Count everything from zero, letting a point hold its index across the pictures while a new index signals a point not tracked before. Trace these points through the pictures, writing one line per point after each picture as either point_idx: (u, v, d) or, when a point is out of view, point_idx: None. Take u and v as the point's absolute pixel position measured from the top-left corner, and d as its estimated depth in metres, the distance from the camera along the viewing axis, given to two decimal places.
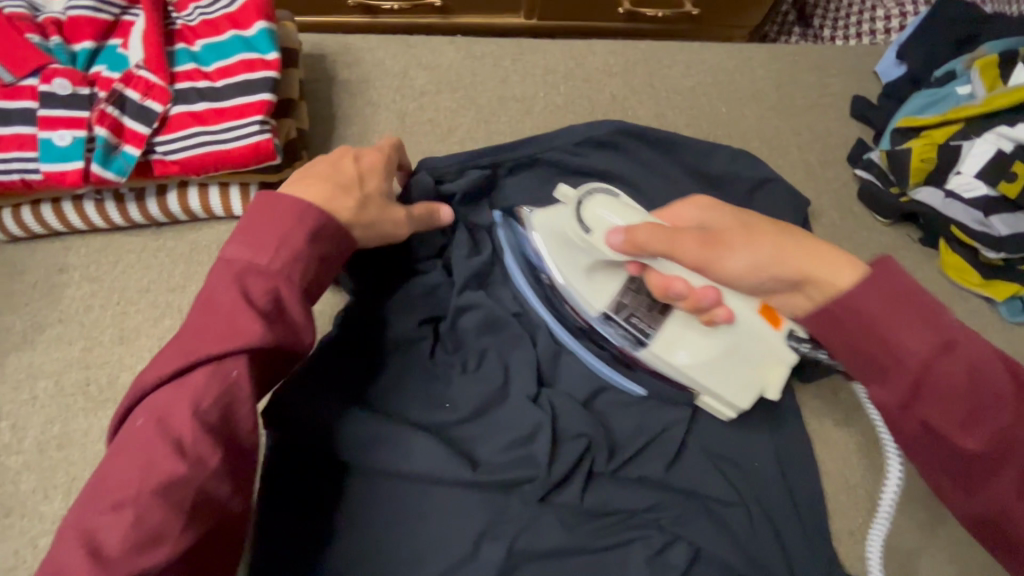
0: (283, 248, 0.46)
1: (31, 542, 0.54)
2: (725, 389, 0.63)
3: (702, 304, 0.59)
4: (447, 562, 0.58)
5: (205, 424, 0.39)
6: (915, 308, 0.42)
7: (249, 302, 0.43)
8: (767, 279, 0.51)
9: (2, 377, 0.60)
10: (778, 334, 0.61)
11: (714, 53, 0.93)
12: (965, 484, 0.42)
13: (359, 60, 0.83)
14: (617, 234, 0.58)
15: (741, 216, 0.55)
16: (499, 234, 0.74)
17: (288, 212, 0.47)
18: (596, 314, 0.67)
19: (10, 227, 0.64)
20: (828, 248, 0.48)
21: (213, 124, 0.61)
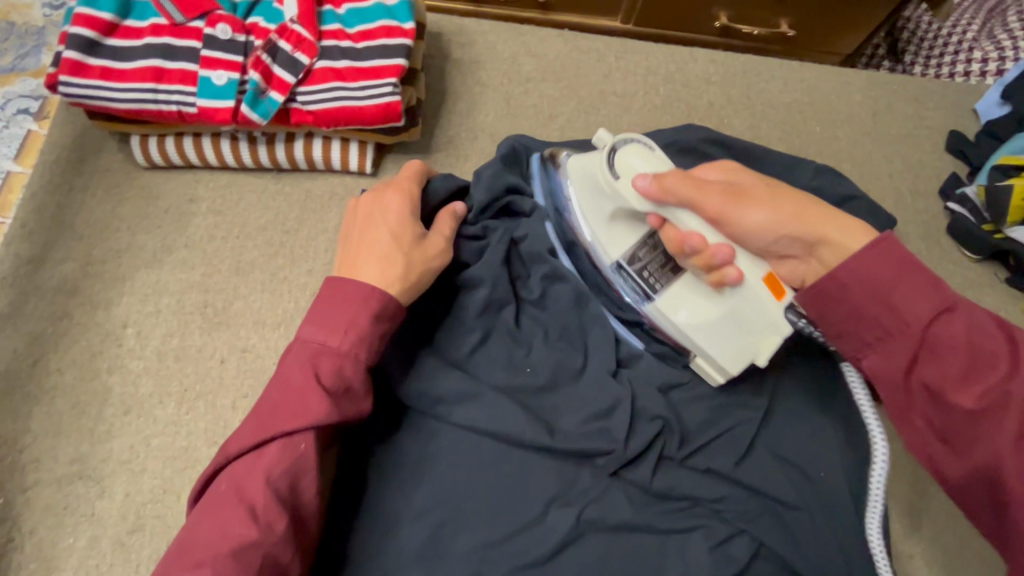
0: (351, 331, 0.49)
1: (145, 440, 0.59)
2: (715, 352, 0.61)
3: (714, 262, 0.56)
4: (517, 520, 0.60)
5: (278, 492, 0.44)
6: (918, 274, 0.46)
7: (321, 382, 0.47)
8: (782, 237, 0.54)
9: (131, 289, 0.65)
10: (778, 306, 0.56)
11: (814, 72, 0.93)
12: (958, 448, 0.45)
13: (473, 41, 0.87)
14: (644, 178, 0.57)
15: (768, 179, 0.58)
16: (535, 186, 0.73)
17: (354, 297, 0.50)
18: (609, 265, 0.66)
19: (153, 155, 0.69)
20: (840, 217, 0.53)
21: (352, 81, 0.65)
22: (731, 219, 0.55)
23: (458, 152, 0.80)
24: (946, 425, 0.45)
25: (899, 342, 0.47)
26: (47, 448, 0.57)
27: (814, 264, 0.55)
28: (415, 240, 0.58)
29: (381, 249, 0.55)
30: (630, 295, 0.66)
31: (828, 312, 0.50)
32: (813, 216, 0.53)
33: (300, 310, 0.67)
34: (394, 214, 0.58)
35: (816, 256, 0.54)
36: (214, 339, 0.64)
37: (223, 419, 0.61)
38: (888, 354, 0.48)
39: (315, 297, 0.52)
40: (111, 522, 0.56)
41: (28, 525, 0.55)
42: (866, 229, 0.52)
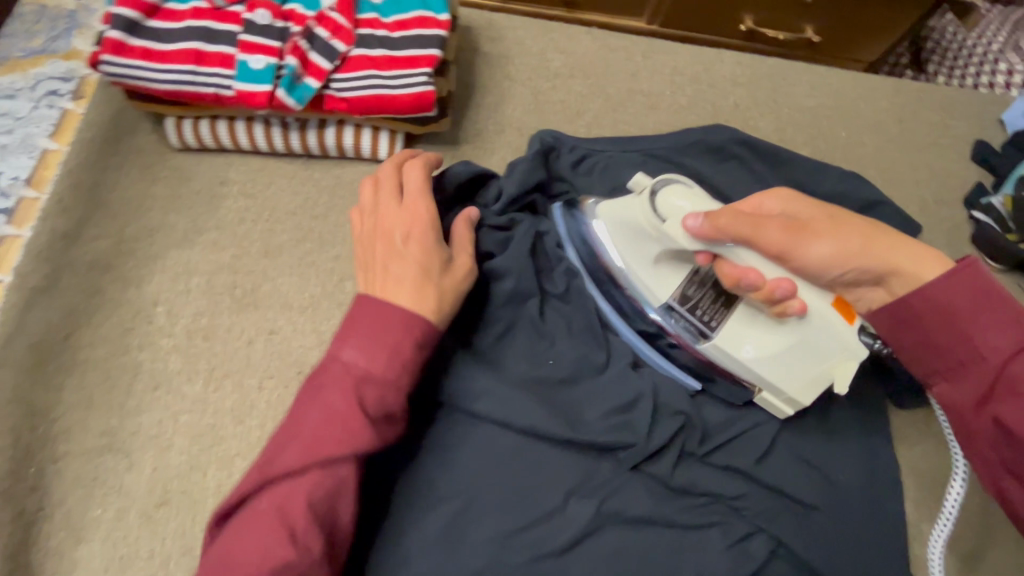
0: (395, 360, 0.48)
1: (173, 416, 0.60)
2: (787, 384, 0.62)
3: (777, 296, 0.56)
4: (538, 510, 0.61)
5: (318, 517, 0.45)
6: (1002, 310, 0.47)
7: (366, 412, 0.47)
8: (851, 269, 0.53)
9: (163, 267, 0.66)
10: (851, 329, 0.58)
11: (840, 77, 0.93)
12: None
13: (502, 36, 0.87)
14: (695, 218, 0.55)
15: (822, 207, 0.57)
16: (557, 220, 0.72)
17: (398, 323, 0.49)
18: (659, 307, 0.66)
19: (187, 137, 0.70)
20: (912, 244, 0.52)
21: (386, 70, 0.66)
22: (794, 255, 0.54)
23: (485, 145, 0.80)
24: (1015, 459, 0.45)
25: (974, 372, 0.47)
26: (78, 420, 0.58)
27: (883, 293, 0.53)
28: (443, 264, 0.56)
29: (417, 273, 0.53)
30: (683, 335, 0.66)
31: (900, 335, 0.51)
32: (881, 246, 0.52)
33: (327, 295, 0.68)
34: (418, 227, 0.56)
35: (885, 286, 0.53)
36: (243, 319, 0.65)
37: (250, 399, 0.62)
38: (960, 382, 0.48)
39: (355, 313, 0.50)
40: (138, 495, 0.57)
41: (57, 495, 0.55)
42: (946, 259, 0.51)
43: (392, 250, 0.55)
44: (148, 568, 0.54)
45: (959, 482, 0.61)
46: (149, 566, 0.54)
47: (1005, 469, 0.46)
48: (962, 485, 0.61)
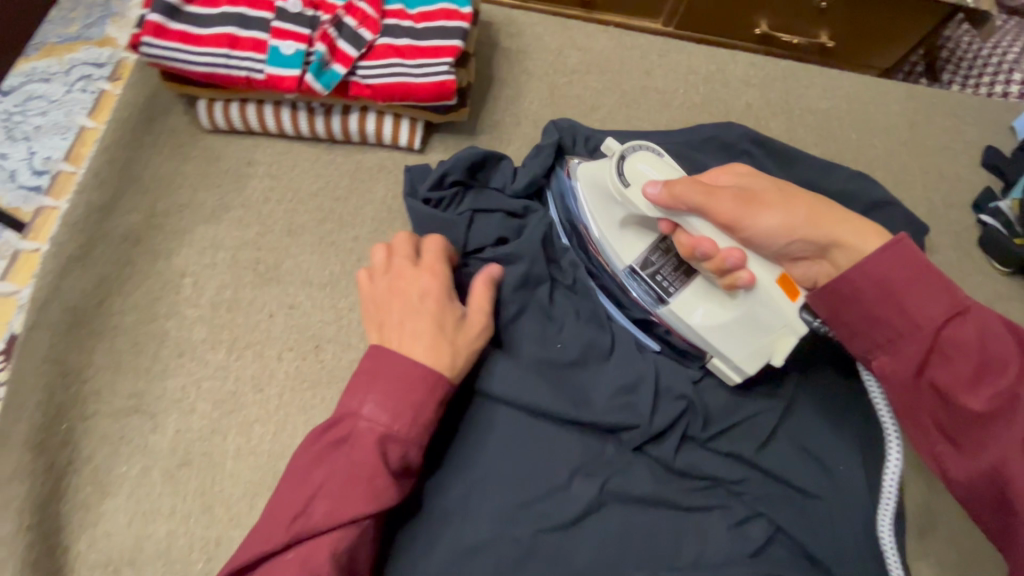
0: (417, 418, 0.52)
1: (196, 382, 0.63)
2: (734, 354, 0.62)
3: (726, 266, 0.57)
4: (543, 486, 0.63)
5: (341, 566, 0.49)
6: (930, 279, 0.50)
7: (389, 468, 0.50)
8: (797, 239, 0.56)
9: (191, 242, 0.69)
10: (793, 306, 0.58)
11: (853, 80, 0.95)
12: (963, 445, 0.49)
13: (522, 32, 0.90)
14: (655, 185, 0.59)
15: (778, 182, 0.60)
16: (549, 193, 0.76)
17: (421, 384, 0.52)
18: (623, 269, 0.68)
19: (217, 119, 0.73)
20: (854, 218, 0.55)
21: (410, 59, 0.69)
22: (746, 221, 0.56)
23: (501, 135, 0.83)
24: (949, 421, 0.50)
25: (911, 343, 0.50)
26: (108, 382, 0.61)
27: (827, 265, 0.57)
28: (456, 320, 0.59)
29: (433, 327, 0.56)
30: (644, 299, 0.68)
31: (841, 311, 0.54)
32: (825, 220, 0.55)
33: (345, 273, 0.70)
34: (432, 284, 0.60)
35: (829, 258, 0.56)
36: (265, 293, 0.68)
37: (270, 368, 0.64)
38: (898, 354, 0.51)
39: (375, 371, 0.53)
40: (161, 455, 0.59)
41: (86, 451, 0.58)
42: (880, 233, 0.54)
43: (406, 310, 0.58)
44: (170, 524, 0.57)
45: (894, 457, 0.62)
46: (171, 521, 0.57)
47: (943, 432, 0.51)
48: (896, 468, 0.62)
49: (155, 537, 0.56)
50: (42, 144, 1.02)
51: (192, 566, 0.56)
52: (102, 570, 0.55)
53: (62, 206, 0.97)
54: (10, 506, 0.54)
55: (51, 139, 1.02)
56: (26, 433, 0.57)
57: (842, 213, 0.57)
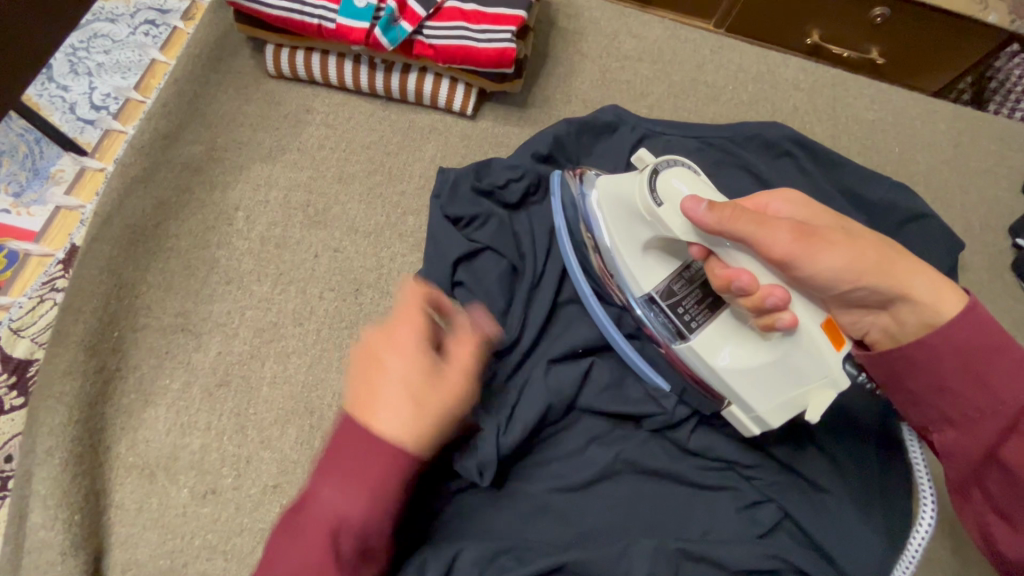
0: (372, 506, 0.45)
1: (241, 309, 0.65)
2: (756, 401, 0.60)
3: (767, 304, 0.55)
4: (561, 450, 0.66)
5: None
6: (1011, 355, 0.52)
7: (339, 563, 0.44)
8: (860, 283, 0.55)
9: (247, 177, 0.72)
10: (836, 356, 0.55)
11: (902, 95, 0.95)
12: (1017, 524, 0.52)
13: (579, 15, 0.92)
14: (697, 204, 0.55)
15: (838, 219, 0.60)
16: (552, 180, 0.73)
17: (377, 460, 0.45)
18: (641, 297, 0.66)
19: (282, 66, 0.76)
20: (924, 271, 0.55)
21: (474, 23, 0.70)
22: (802, 260, 0.54)
23: (551, 111, 0.84)
24: (1006, 500, 0.53)
25: (985, 421, 0.52)
26: (159, 299, 0.64)
27: (887, 317, 0.57)
28: (428, 367, 0.50)
29: (411, 382, 0.49)
30: (662, 332, 0.66)
31: (909, 378, 0.55)
32: (891, 266, 0.55)
33: (389, 225, 0.73)
34: (396, 356, 0.50)
35: (894, 312, 0.56)
36: (312, 235, 0.70)
37: (311, 305, 0.67)
38: (968, 431, 0.53)
39: (340, 441, 0.46)
40: (203, 372, 0.62)
41: (134, 360, 0.61)
42: (952, 287, 0.54)
43: (370, 368, 0.50)
44: (205, 438, 0.59)
45: (927, 517, 0.62)
46: (206, 436, 0.60)
47: (997, 509, 0.53)
48: (924, 534, 0.62)
49: (190, 448, 0.59)
50: (103, 81, 1.05)
51: (223, 480, 0.58)
52: (138, 472, 0.58)
53: (128, 131, 1.02)
54: (62, 400, 0.56)
55: (111, 76, 1.05)
56: (81, 335, 0.59)
57: (910, 260, 0.56)
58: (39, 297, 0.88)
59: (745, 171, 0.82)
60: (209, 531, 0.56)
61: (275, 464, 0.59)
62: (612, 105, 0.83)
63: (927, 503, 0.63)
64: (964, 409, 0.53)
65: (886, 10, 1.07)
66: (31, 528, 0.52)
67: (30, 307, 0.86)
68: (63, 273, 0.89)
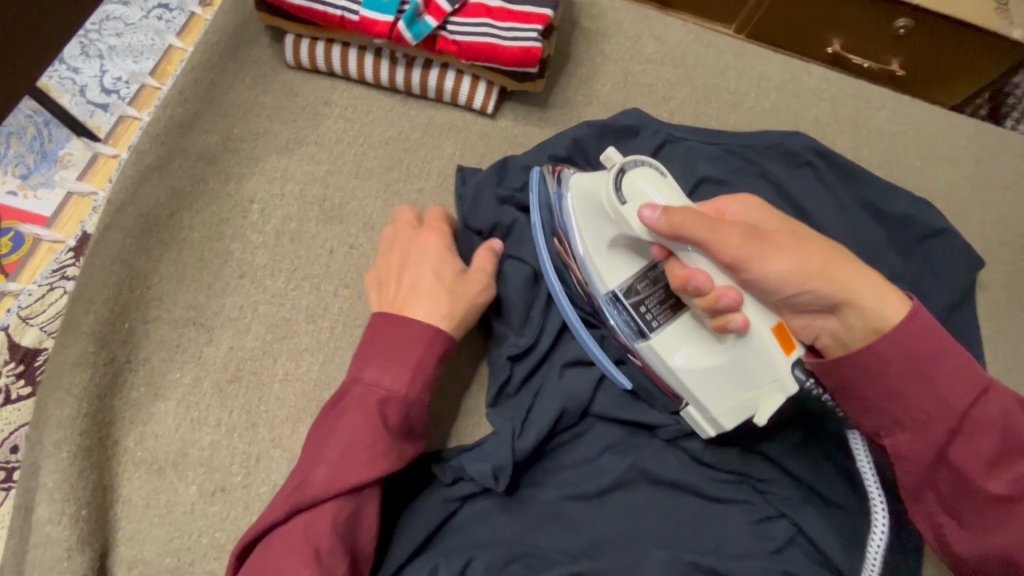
0: (416, 378, 0.55)
1: (253, 304, 0.64)
2: (712, 402, 0.59)
3: (718, 305, 0.54)
4: (575, 458, 0.66)
5: (344, 536, 0.50)
6: (954, 356, 0.50)
7: (388, 428, 0.53)
8: (807, 287, 0.53)
9: (262, 169, 0.70)
10: (786, 360, 0.55)
11: (926, 107, 0.94)
12: (965, 520, 0.52)
13: (603, 15, 0.90)
14: (652, 210, 0.54)
15: (789, 225, 0.58)
16: (533, 179, 0.71)
17: (419, 336, 0.56)
18: (604, 295, 0.64)
19: (302, 57, 0.74)
20: (870, 276, 0.53)
21: (500, 21, 0.69)
22: (750, 264, 0.53)
23: (572, 112, 0.83)
24: (959, 501, 0.51)
25: (937, 425, 0.50)
26: (171, 291, 0.63)
27: (835, 322, 0.54)
28: (456, 274, 0.62)
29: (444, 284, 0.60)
30: (624, 331, 0.64)
31: (860, 384, 0.52)
32: (839, 271, 0.53)
33: None
34: (431, 260, 0.62)
35: (840, 318, 0.54)
36: (327, 230, 0.69)
37: (325, 302, 0.65)
38: (921, 435, 0.51)
39: (380, 330, 0.56)
40: (214, 367, 0.61)
41: (145, 352, 0.60)
42: (897, 296, 0.52)
43: (408, 268, 0.62)
44: (215, 434, 0.58)
45: (880, 521, 0.58)
46: (216, 433, 0.59)
47: (947, 509, 0.52)
48: (881, 540, 0.58)
49: (199, 445, 0.58)
50: (115, 65, 1.03)
51: (232, 478, 0.57)
52: (147, 467, 0.57)
53: (143, 118, 1.01)
54: (71, 392, 0.55)
55: (123, 60, 1.03)
56: (92, 325, 0.58)
57: (858, 266, 0.54)
58: (49, 284, 0.86)
59: (765, 181, 0.80)
60: (217, 530, 0.55)
61: (285, 463, 0.58)
62: (634, 109, 0.82)
63: (878, 507, 0.58)
64: (915, 413, 0.51)
65: (909, 22, 1.05)
66: (38, 522, 0.51)
67: (39, 295, 0.85)
68: (73, 261, 0.88)
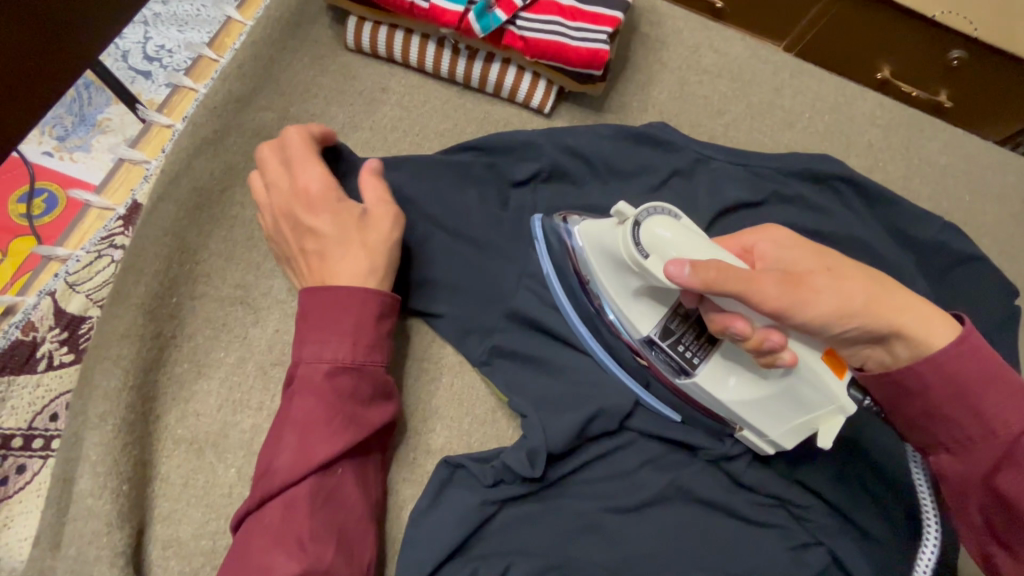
0: (357, 341, 0.54)
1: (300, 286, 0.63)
2: (766, 428, 0.57)
3: (765, 347, 0.50)
4: (612, 470, 0.64)
5: (325, 514, 0.50)
6: (1004, 382, 0.48)
7: (338, 394, 0.52)
8: (854, 326, 0.49)
9: None
10: (840, 383, 0.51)
11: (979, 142, 0.92)
12: (1016, 552, 0.47)
13: (662, 22, 0.89)
14: (679, 266, 0.49)
15: (822, 255, 0.53)
16: (536, 228, 0.70)
17: (351, 301, 0.54)
18: (641, 339, 0.61)
19: (363, 41, 0.73)
20: (914, 303, 0.50)
21: (570, 20, 0.68)
22: (794, 310, 0.48)
23: (626, 118, 0.82)
24: (1007, 532, 0.47)
25: (982, 449, 0.48)
26: (219, 269, 0.62)
27: (883, 352, 0.51)
28: (360, 219, 0.58)
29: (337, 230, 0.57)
30: (665, 370, 0.61)
31: (903, 403, 0.51)
32: (883, 305, 0.49)
33: (461, 213, 0.70)
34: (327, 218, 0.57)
35: (890, 348, 0.50)
36: None
37: None
38: (963, 457, 0.49)
39: (308, 307, 0.55)
40: (258, 349, 0.60)
41: (190, 329, 0.59)
42: (940, 318, 0.49)
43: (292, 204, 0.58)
44: (256, 418, 0.57)
45: (932, 538, 0.58)
46: (257, 416, 0.57)
47: (995, 538, 0.48)
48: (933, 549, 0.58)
49: (240, 427, 0.57)
50: (160, 33, 1.01)
51: None
52: (187, 446, 0.56)
53: (199, 89, 0.91)
54: (119, 363, 0.54)
55: (168, 29, 1.01)
56: (142, 297, 0.57)
57: (898, 293, 0.51)
58: (97, 252, 0.82)
59: None
60: None
61: None
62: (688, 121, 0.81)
63: (931, 523, 0.58)
64: (958, 436, 0.49)
65: (962, 54, 0.99)
66: (78, 494, 0.50)
67: (87, 262, 0.81)
68: (121, 230, 0.83)
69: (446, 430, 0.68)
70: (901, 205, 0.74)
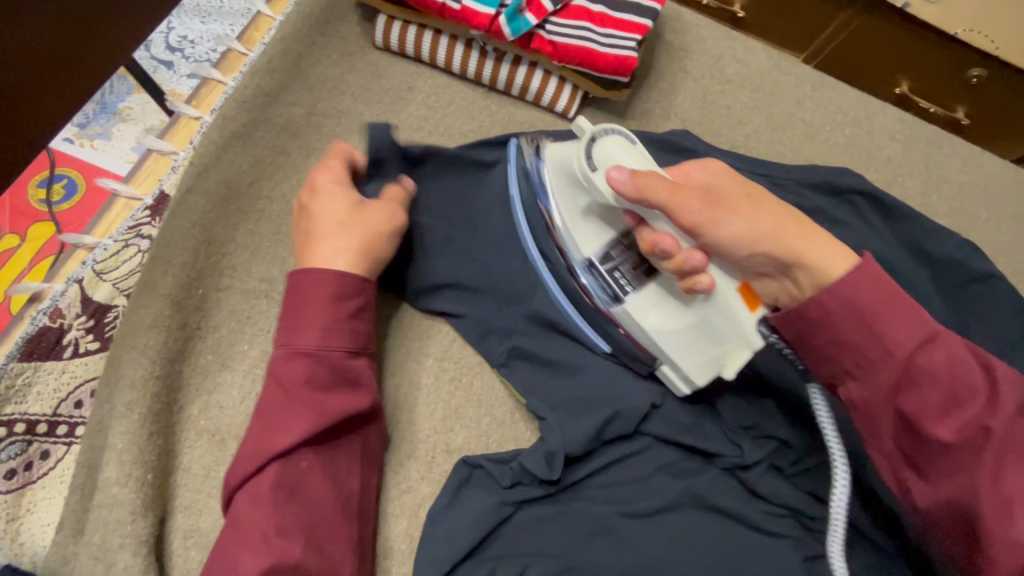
0: (314, 330, 0.54)
1: None
2: (682, 359, 0.58)
3: (686, 266, 0.52)
4: (626, 474, 0.64)
5: (291, 506, 0.50)
6: (899, 303, 0.46)
7: (300, 381, 0.53)
8: (758, 251, 0.51)
9: None
10: (749, 316, 0.53)
11: (997, 160, 0.93)
12: (927, 472, 0.46)
13: (686, 31, 0.90)
14: (619, 171, 0.52)
15: (748, 188, 0.55)
16: (512, 145, 0.69)
17: (310, 292, 0.55)
18: (581, 261, 0.62)
19: (391, 40, 0.74)
20: (822, 237, 0.51)
21: (599, 27, 0.68)
22: (707, 228, 0.51)
23: (648, 125, 0.83)
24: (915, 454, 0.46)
25: (882, 371, 0.46)
26: (244, 262, 0.63)
27: (790, 285, 0.52)
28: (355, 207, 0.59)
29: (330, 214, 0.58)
30: (599, 296, 0.62)
31: (808, 335, 0.49)
32: (790, 235, 0.51)
33: (484, 212, 0.70)
34: (330, 196, 0.59)
35: (792, 277, 0.51)
36: None
37: None
38: (866, 381, 0.47)
39: (282, 302, 0.57)
40: None
41: (214, 321, 0.60)
42: (845, 253, 0.50)
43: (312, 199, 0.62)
44: None
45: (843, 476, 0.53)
46: None
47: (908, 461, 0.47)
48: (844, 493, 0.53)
49: None
50: (183, 23, 1.01)
51: None
52: (210, 436, 0.57)
53: (228, 83, 0.89)
54: (145, 352, 0.54)
55: (191, 20, 1.02)
56: (170, 287, 0.57)
57: (810, 228, 0.52)
58: (124, 241, 0.82)
59: None
60: None
61: None
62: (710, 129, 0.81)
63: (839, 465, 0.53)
64: (859, 359, 0.47)
65: (981, 72, 0.99)
66: (104, 482, 0.50)
67: (115, 250, 0.81)
68: (148, 220, 0.84)
69: (462, 429, 0.68)
70: (920, 220, 0.75)
